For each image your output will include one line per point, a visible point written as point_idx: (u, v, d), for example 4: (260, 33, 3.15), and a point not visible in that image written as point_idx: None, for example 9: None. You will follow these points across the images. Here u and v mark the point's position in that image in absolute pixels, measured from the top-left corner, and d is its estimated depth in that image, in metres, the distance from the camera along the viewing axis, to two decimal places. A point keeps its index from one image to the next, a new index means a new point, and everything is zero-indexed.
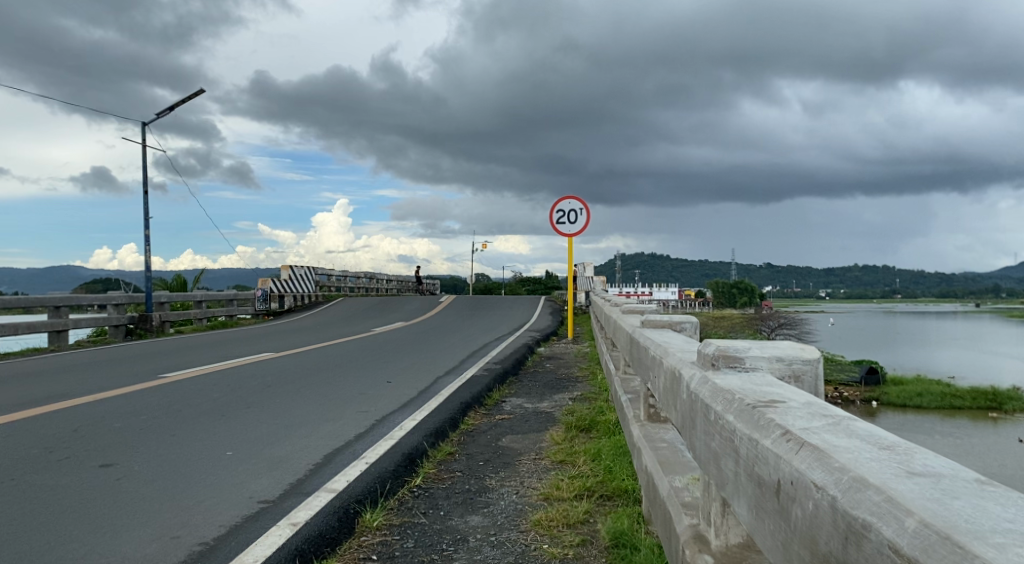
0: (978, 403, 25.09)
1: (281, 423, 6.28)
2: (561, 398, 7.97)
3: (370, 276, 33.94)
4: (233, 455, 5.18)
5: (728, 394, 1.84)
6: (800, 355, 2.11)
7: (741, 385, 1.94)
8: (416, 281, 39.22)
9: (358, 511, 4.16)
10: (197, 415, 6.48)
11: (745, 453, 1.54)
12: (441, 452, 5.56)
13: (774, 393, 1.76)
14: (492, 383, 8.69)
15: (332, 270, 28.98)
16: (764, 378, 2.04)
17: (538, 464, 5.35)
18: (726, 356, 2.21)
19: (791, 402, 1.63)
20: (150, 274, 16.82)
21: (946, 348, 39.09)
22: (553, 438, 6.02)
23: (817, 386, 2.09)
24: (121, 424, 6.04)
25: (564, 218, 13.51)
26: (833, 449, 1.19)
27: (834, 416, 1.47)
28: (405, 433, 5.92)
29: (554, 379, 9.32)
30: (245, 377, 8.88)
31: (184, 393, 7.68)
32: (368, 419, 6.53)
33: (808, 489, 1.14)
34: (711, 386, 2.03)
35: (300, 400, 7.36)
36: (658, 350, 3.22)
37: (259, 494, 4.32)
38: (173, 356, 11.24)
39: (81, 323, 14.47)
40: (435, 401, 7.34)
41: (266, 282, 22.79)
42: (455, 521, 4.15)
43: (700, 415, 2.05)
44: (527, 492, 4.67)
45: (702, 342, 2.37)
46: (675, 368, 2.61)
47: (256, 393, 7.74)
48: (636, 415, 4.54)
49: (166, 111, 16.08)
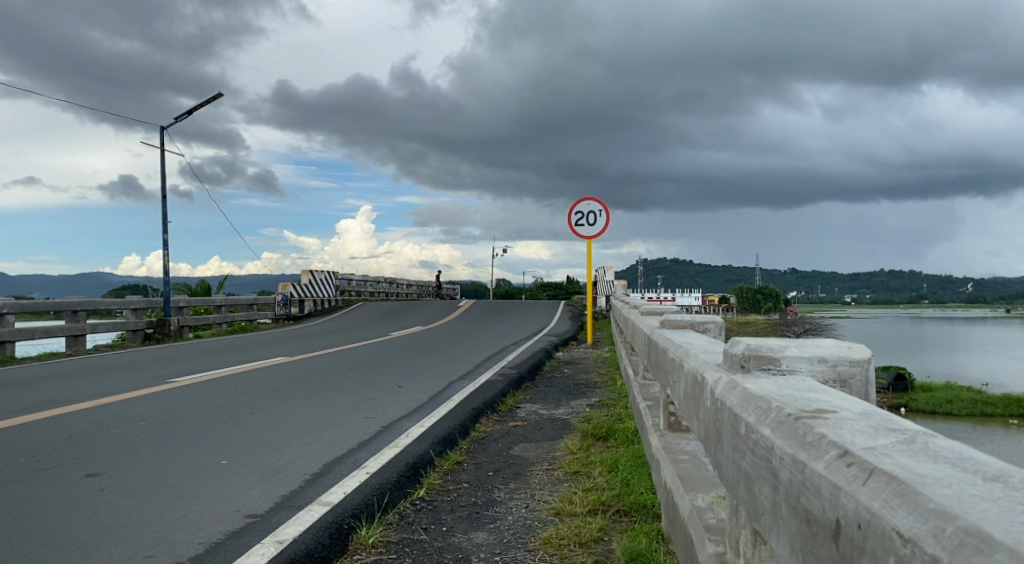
0: (1011, 411, 24.26)
1: (283, 430, 6.00)
2: (577, 404, 7.63)
3: (390, 281, 33.79)
4: (228, 464, 4.90)
5: (761, 401, 1.51)
6: (846, 355, 1.78)
7: (777, 390, 1.60)
8: (438, 287, 38.97)
9: (353, 527, 3.84)
10: (197, 421, 6.22)
11: (784, 480, 1.20)
12: (448, 461, 5.23)
13: (819, 401, 1.42)
14: (506, 388, 8.34)
15: (351, 275, 28.75)
16: (806, 382, 1.70)
17: (550, 475, 5.00)
18: (757, 356, 1.87)
19: (843, 412, 1.29)
20: (168, 279, 16.68)
21: (977, 355, 38.14)
22: (569, 447, 5.66)
23: (866, 391, 1.77)
24: (118, 431, 5.79)
25: (583, 220, 13.15)
26: (921, 482, 0.87)
27: (904, 431, 1.14)
28: (411, 441, 5.60)
29: (571, 385, 8.95)
30: (256, 382, 8.63)
31: (191, 397, 7.44)
32: (374, 425, 6.21)
33: (888, 543, 0.85)
34: (740, 391, 1.69)
35: (307, 406, 7.06)
36: (678, 351, 2.87)
37: (247, 507, 4.02)
38: (187, 361, 11.01)
39: (98, 328, 14.31)
40: (445, 407, 7.02)
41: (287, 286, 22.60)
42: (458, 538, 3.81)
43: (727, 428, 1.70)
44: (537, 506, 4.33)
45: (728, 342, 2.02)
46: (697, 371, 2.25)
47: (263, 398, 7.46)
48: (655, 424, 4.19)
49: (183, 114, 16.05)
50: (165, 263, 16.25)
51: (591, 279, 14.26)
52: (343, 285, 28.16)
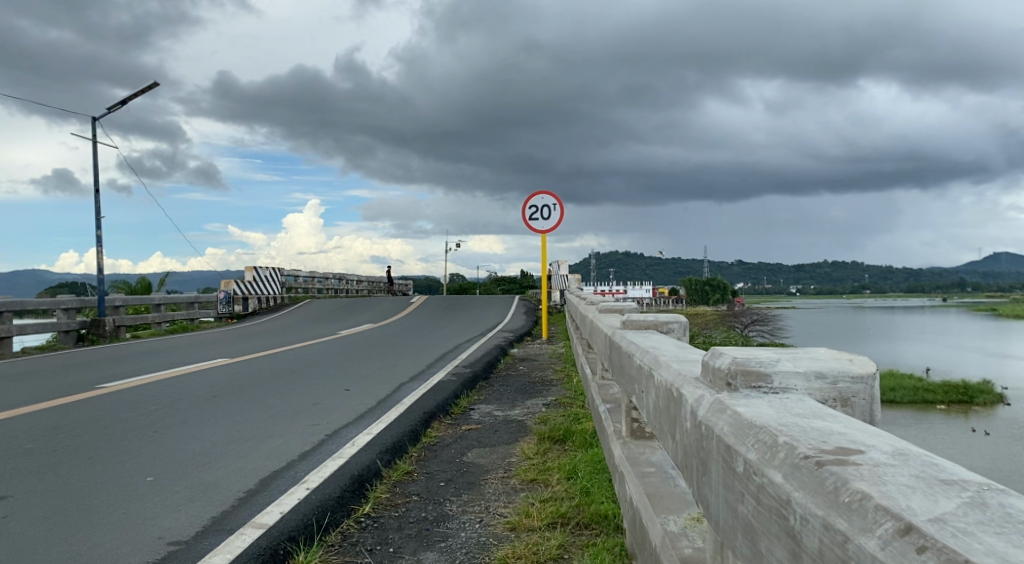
0: (950, 396, 24.85)
1: (218, 441, 5.59)
2: (533, 404, 7.36)
3: (339, 277, 33.05)
4: (154, 482, 4.52)
5: (764, 431, 1.24)
6: (847, 371, 1.56)
7: (778, 416, 1.34)
8: (389, 282, 38.39)
9: (291, 552, 3.51)
10: (125, 433, 5.77)
11: (813, 550, 0.94)
12: (396, 472, 4.91)
13: (835, 434, 1.17)
14: (459, 389, 8.03)
15: (299, 272, 27.98)
16: (806, 404, 1.46)
17: (505, 484, 4.72)
18: (746, 371, 1.60)
19: (873, 454, 1.05)
20: (103, 276, 15.89)
21: (919, 343, 39.14)
22: (524, 452, 5.39)
23: (872, 410, 1.55)
24: (34, 446, 5.31)
25: (536, 214, 12.89)
26: None
27: (959, 482, 0.91)
28: (356, 451, 5.25)
29: (526, 383, 8.71)
30: (193, 386, 8.15)
31: (121, 405, 6.97)
32: (317, 434, 5.86)
33: None
34: (732, 416, 1.42)
35: (246, 413, 6.66)
36: (645, 358, 2.60)
37: (171, 533, 3.66)
38: (120, 364, 10.44)
39: (26, 329, 13.51)
40: (394, 411, 6.68)
41: (230, 284, 21.83)
42: (405, 560, 3.50)
43: (716, 460, 1.43)
44: (492, 520, 4.04)
45: (710, 354, 1.75)
46: (672, 385, 1.98)
47: (197, 405, 7.02)
48: (616, 429, 3.94)
49: (116, 105, 15.26)
50: (99, 260, 15.47)
51: (544, 274, 14.03)
52: (290, 281, 27.41)
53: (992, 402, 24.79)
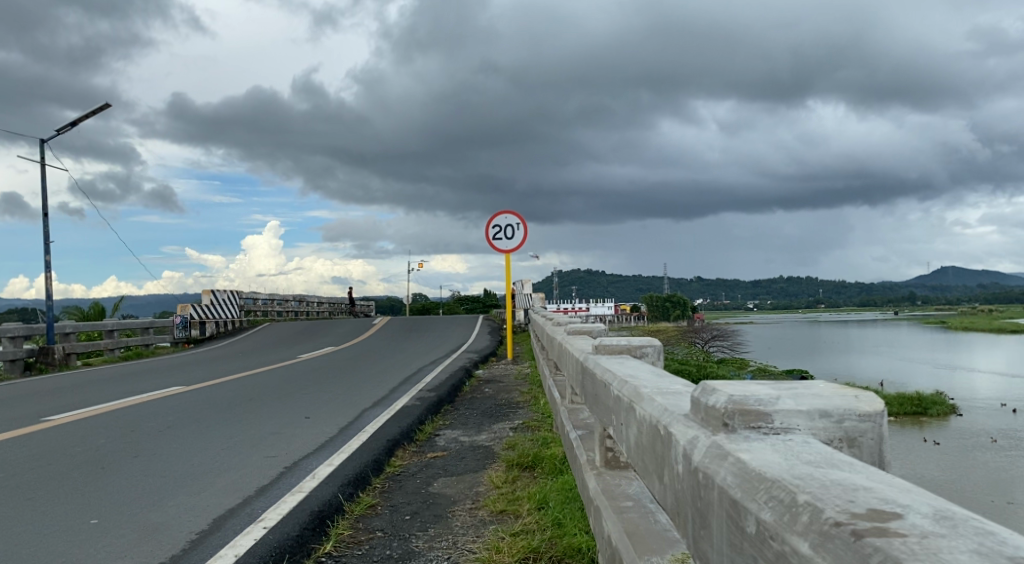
0: (905, 408, 25.03)
1: (170, 476, 5.30)
2: (500, 428, 7.16)
3: (298, 300, 32.44)
4: (98, 524, 4.22)
5: (778, 485, 1.11)
6: (853, 408, 1.43)
7: (787, 465, 1.20)
8: (350, 304, 37.78)
9: None
10: (70, 470, 5.44)
11: None
12: (359, 506, 4.67)
13: (862, 486, 1.06)
14: (424, 415, 7.78)
15: (257, 294, 27.36)
16: (815, 448, 1.32)
17: (473, 516, 4.52)
18: (745, 410, 1.45)
19: (915, 519, 0.95)
20: (52, 303, 15.27)
21: (874, 356, 39.67)
22: (492, 481, 5.19)
23: (879, 450, 1.42)
24: None
25: (500, 234, 12.74)
26: None
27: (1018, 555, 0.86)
28: (316, 484, 5.00)
29: (493, 406, 8.50)
30: (145, 417, 7.78)
31: (67, 439, 6.60)
32: (275, 466, 5.59)
33: None
34: (738, 463, 1.26)
35: (200, 445, 6.35)
36: (624, 387, 2.44)
37: None
38: (68, 394, 9.98)
39: None
40: (356, 440, 6.43)
41: (187, 308, 21.21)
42: None
43: (721, 516, 1.28)
44: (460, 557, 3.83)
45: (700, 391, 1.59)
46: (658, 421, 1.81)
47: (147, 438, 6.68)
48: (589, 457, 3.79)
49: (66, 127, 14.76)
50: (47, 286, 14.90)
51: (508, 293, 13.87)
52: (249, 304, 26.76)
53: (946, 413, 25.00)
